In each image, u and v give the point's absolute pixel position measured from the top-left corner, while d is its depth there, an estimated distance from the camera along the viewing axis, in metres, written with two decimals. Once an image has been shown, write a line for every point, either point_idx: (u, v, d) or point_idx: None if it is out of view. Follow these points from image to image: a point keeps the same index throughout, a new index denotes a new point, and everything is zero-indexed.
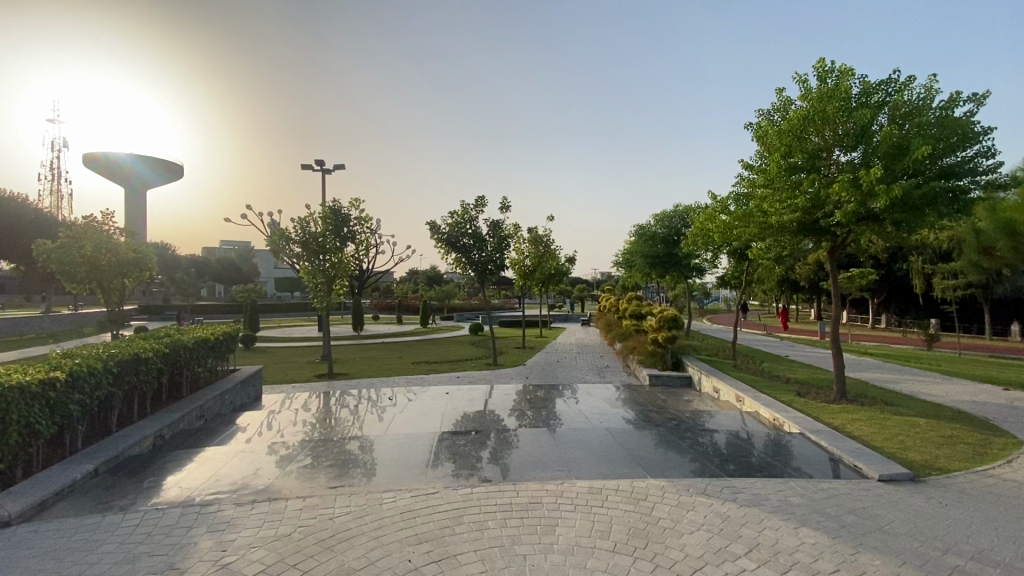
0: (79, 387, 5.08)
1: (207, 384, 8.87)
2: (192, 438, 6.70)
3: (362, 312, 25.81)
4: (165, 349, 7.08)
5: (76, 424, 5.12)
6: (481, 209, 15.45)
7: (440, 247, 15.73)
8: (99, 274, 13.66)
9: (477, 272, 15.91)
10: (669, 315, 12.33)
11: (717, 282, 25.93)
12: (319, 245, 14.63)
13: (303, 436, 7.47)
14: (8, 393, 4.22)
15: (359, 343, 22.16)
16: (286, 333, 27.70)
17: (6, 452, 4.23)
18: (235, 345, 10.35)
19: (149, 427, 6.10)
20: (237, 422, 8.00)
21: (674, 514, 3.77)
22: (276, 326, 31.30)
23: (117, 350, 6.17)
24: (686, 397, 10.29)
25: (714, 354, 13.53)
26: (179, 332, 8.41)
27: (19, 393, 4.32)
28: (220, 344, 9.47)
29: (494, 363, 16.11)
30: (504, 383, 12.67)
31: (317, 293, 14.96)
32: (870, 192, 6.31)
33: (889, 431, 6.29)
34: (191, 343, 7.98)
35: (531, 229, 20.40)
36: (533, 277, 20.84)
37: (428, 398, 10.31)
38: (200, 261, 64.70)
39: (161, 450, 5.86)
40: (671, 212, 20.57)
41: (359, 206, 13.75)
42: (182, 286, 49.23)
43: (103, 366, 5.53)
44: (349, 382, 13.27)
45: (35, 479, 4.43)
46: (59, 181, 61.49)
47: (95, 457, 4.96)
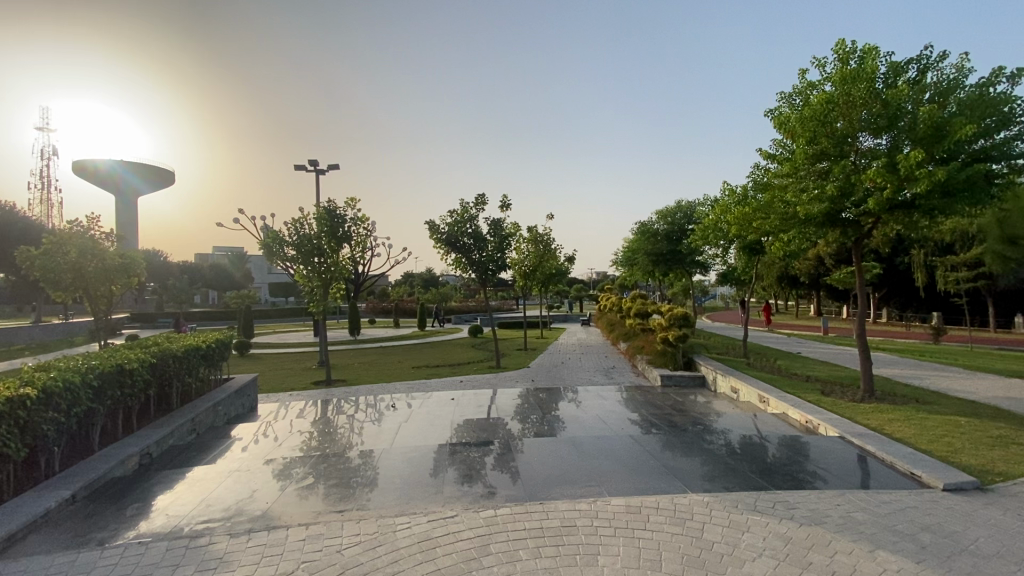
0: (53, 404, 4.56)
1: (200, 395, 8.36)
2: (184, 456, 6.19)
3: (358, 316, 25.24)
4: (152, 359, 6.58)
5: (51, 445, 4.61)
6: (481, 208, 15.01)
7: (440, 247, 15.24)
8: (85, 281, 13.10)
9: (478, 272, 15.45)
10: (680, 312, 11.93)
11: (720, 279, 25.62)
12: (314, 246, 14.12)
13: (302, 449, 6.98)
14: None
15: (357, 347, 21.65)
16: (281, 338, 27.13)
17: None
18: (227, 352, 9.82)
19: (134, 445, 5.58)
20: (232, 435, 7.49)
21: (729, 537, 3.34)
22: (272, 331, 30.71)
23: (96, 361, 5.62)
24: (703, 398, 9.85)
25: (725, 352, 13.12)
26: (167, 340, 7.86)
27: None
28: (213, 352, 8.96)
29: (497, 365, 15.65)
30: (509, 386, 12.21)
31: (314, 297, 14.48)
32: (907, 177, 5.88)
33: (932, 432, 5.89)
34: (181, 352, 7.47)
35: (530, 228, 19.99)
36: (534, 277, 20.41)
37: (433, 405, 9.84)
38: (193, 267, 63.93)
39: (147, 471, 5.36)
40: (674, 208, 20.22)
41: (355, 206, 13.28)
42: (175, 294, 48.57)
43: (80, 379, 5.01)
44: (348, 388, 12.79)
45: (2, 510, 3.92)
46: (46, 189, 60.54)
47: (72, 482, 4.47)
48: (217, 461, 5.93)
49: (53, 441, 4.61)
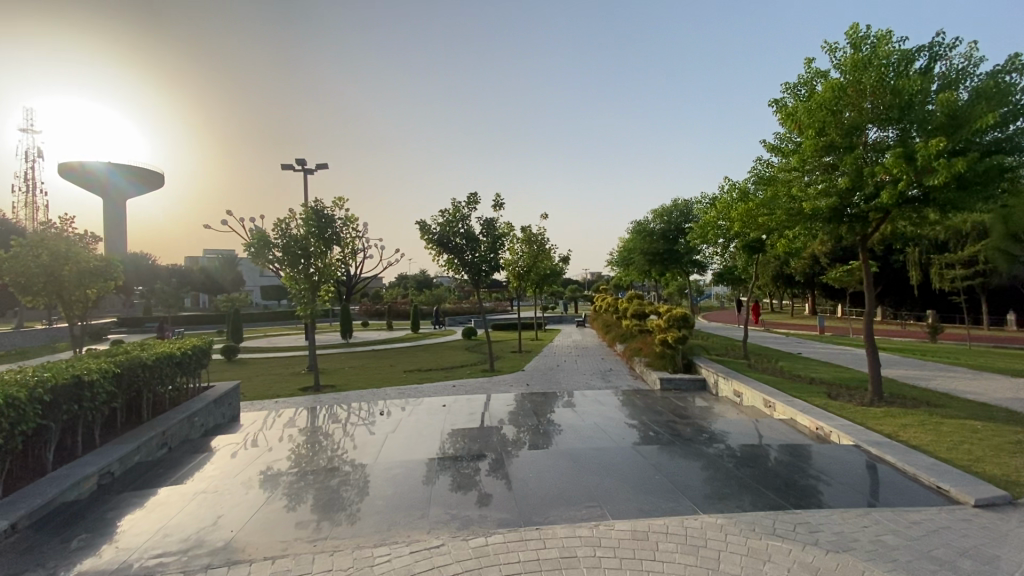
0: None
1: (175, 405, 7.91)
2: (150, 474, 5.75)
3: (350, 319, 24.74)
4: (117, 370, 6.14)
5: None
6: (473, 207, 14.61)
7: (431, 248, 14.81)
8: (59, 285, 12.55)
9: (470, 273, 15.04)
10: (679, 313, 11.60)
11: (716, 279, 25.35)
12: (301, 248, 13.65)
13: (281, 463, 6.53)
14: None
15: (347, 351, 21.16)
16: (271, 342, 26.57)
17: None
18: (206, 359, 9.36)
19: (91, 465, 5.15)
20: (207, 449, 7.06)
21: (749, 569, 2.96)
22: (262, 335, 30.14)
23: (50, 374, 5.16)
24: (704, 402, 9.50)
25: (724, 353, 12.78)
26: (135, 347, 7.37)
27: None
28: (190, 359, 8.50)
29: (491, 369, 15.26)
30: (502, 391, 11.80)
31: (301, 300, 14.02)
32: (924, 169, 5.53)
33: (951, 438, 5.54)
34: (152, 361, 7.02)
35: (524, 228, 19.60)
36: (528, 278, 20.03)
37: (424, 412, 9.41)
38: (182, 270, 63.00)
39: (106, 494, 4.93)
40: (669, 207, 19.89)
41: (343, 206, 12.83)
42: (163, 298, 47.71)
43: (27, 395, 4.55)
44: (336, 395, 12.33)
45: None
46: (33, 193, 59.49)
47: (14, 510, 4.05)
48: (186, 479, 5.51)
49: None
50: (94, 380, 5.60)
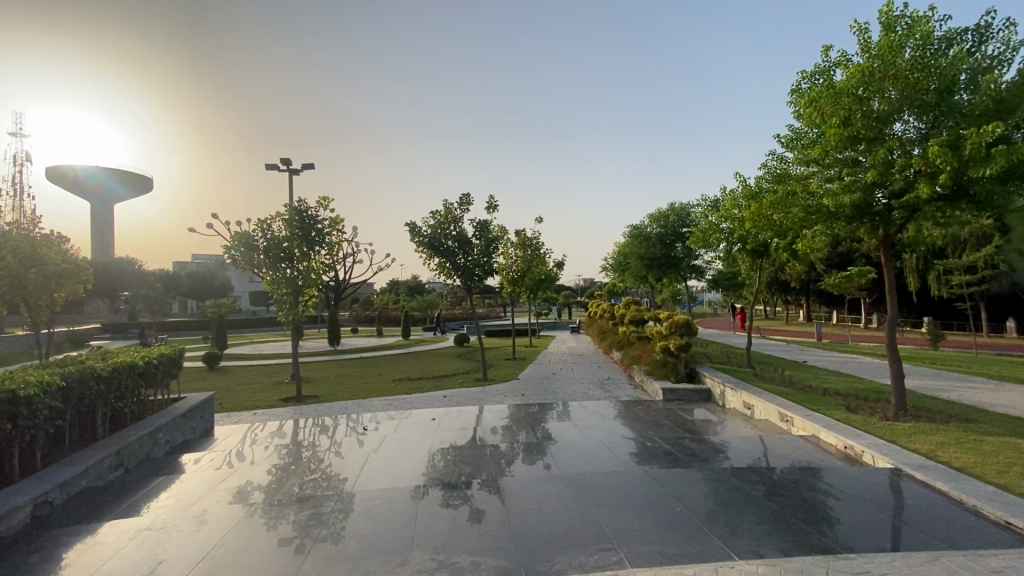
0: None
1: (138, 420, 7.21)
2: (102, 501, 5.05)
3: (337, 325, 23.93)
4: (63, 383, 5.45)
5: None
6: (466, 208, 14.02)
7: (421, 251, 14.17)
8: (23, 289, 11.76)
9: (462, 278, 14.40)
10: (681, 319, 11.03)
11: (713, 285, 24.91)
12: (283, 250, 12.95)
13: (250, 485, 5.84)
14: None
15: (335, 359, 20.37)
16: (257, 349, 25.70)
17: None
18: (176, 368, 8.65)
19: (24, 495, 4.46)
20: (170, 469, 6.35)
21: None
22: (248, 342, 29.19)
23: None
24: (711, 415, 8.91)
25: (728, 362, 12.24)
26: (90, 357, 6.63)
27: None
28: (156, 369, 7.80)
29: (483, 377, 14.58)
30: (496, 401, 11.16)
31: (283, 305, 13.33)
32: (972, 159, 5.02)
33: (997, 459, 5.00)
34: (108, 371, 6.34)
35: (518, 231, 19.03)
36: (522, 283, 19.45)
37: (411, 426, 8.74)
38: (170, 275, 61.77)
39: (37, 530, 4.25)
40: (667, 211, 19.41)
41: (328, 206, 12.18)
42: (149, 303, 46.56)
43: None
44: (319, 406, 11.62)
45: None
46: (17, 195, 58.05)
47: None
48: (145, 506, 4.83)
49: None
50: (32, 396, 4.89)
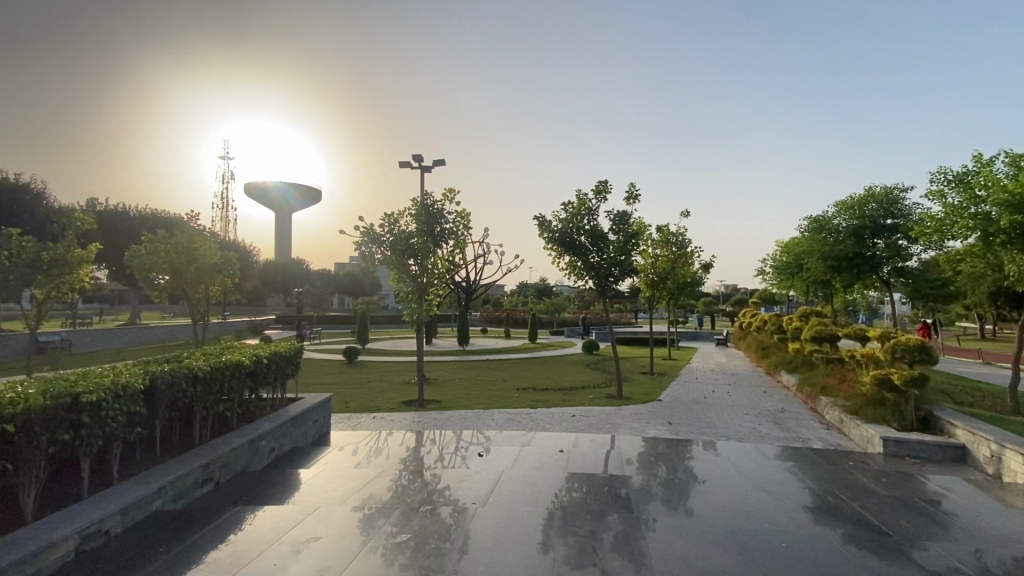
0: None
1: (243, 424, 6.61)
2: (180, 524, 4.11)
3: (466, 325, 23.53)
4: (152, 380, 4.75)
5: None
6: (602, 198, 12.12)
7: (551, 248, 12.57)
8: (185, 282, 12.79)
9: (596, 279, 12.54)
10: (916, 342, 7.81)
11: (917, 295, 19.61)
12: (408, 247, 12.31)
13: (344, 513, 4.70)
14: None
15: (462, 360, 19.86)
16: (393, 345, 26.66)
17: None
18: (294, 369, 8.18)
19: (91, 509, 3.55)
20: (265, 486, 5.48)
21: None
22: (388, 338, 30.57)
23: (76, 386, 3.66)
24: (981, 487, 5.87)
25: (978, 403, 8.60)
26: (199, 356, 6.15)
27: None
28: (270, 369, 7.23)
29: (618, 393, 12.50)
30: (637, 430, 9.11)
31: (408, 304, 12.79)
32: None
33: None
34: (209, 369, 5.68)
35: (661, 227, 16.57)
36: (663, 287, 16.91)
37: (536, 456, 7.13)
38: (331, 274, 69.54)
39: (93, 564, 3.26)
40: (864, 198, 15.37)
41: (452, 196, 11.21)
42: (312, 299, 52.40)
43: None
44: (439, 414, 10.68)
45: None
46: (224, 206, 70.04)
47: None
48: (217, 543, 3.81)
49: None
50: (133, 395, 4.06)
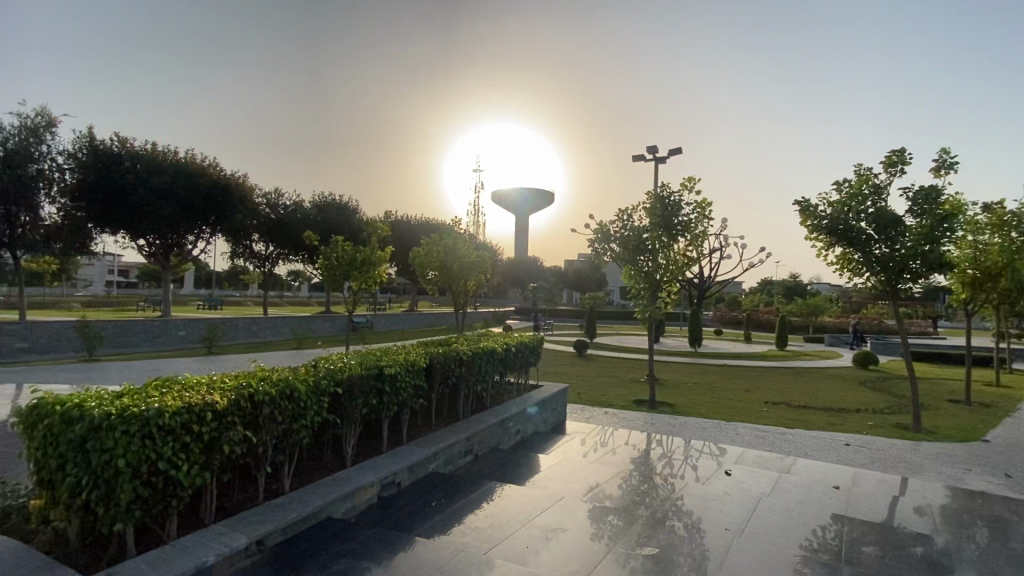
0: (287, 406, 3.23)
1: (495, 405, 7.30)
2: (450, 486, 4.67)
3: (699, 326, 21.87)
4: (430, 360, 5.55)
5: (276, 455, 3.30)
6: (895, 172, 9.52)
7: (815, 238, 10.50)
8: (450, 277, 14.97)
9: (882, 276, 9.95)
10: None
11: None
12: (642, 242, 11.91)
13: (584, 507, 4.68)
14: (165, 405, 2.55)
15: (695, 362, 18.50)
16: (621, 342, 26.60)
17: (109, 510, 2.41)
18: (536, 358, 8.73)
19: (390, 463, 4.28)
20: (514, 466, 5.90)
21: None
22: (615, 333, 30.72)
23: (380, 359, 4.52)
24: None
25: None
26: (462, 342, 7.03)
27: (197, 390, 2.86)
28: (516, 357, 7.85)
29: (913, 424, 9.70)
30: (949, 476, 6.85)
31: (641, 301, 12.38)
32: None
33: None
34: (471, 354, 6.41)
35: (988, 206, 12.24)
36: (990, 288, 12.46)
37: (799, 486, 5.95)
38: (562, 270, 73.74)
39: (391, 509, 3.91)
40: None
41: (693, 185, 10.37)
42: (545, 293, 56.47)
43: (326, 375, 3.73)
44: (673, 419, 10.05)
45: (205, 529, 2.78)
46: (476, 212, 81.24)
47: (294, 506, 3.22)
48: (477, 513, 4.17)
49: (285, 451, 3.34)
50: (417, 371, 4.80)
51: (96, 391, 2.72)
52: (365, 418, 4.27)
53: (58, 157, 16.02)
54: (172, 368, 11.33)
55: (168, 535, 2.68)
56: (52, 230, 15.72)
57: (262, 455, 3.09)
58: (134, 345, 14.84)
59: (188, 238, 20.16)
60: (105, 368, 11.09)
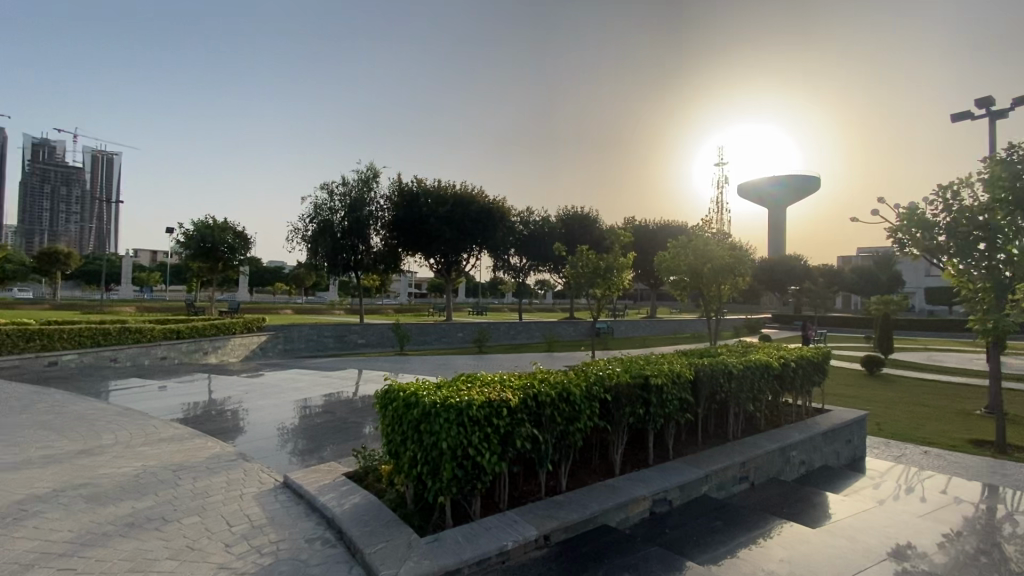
0: (564, 409, 3.34)
1: (770, 428, 6.32)
2: (727, 513, 4.15)
3: None
4: (699, 371, 5.08)
5: (555, 455, 3.44)
6: None
7: None
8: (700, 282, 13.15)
9: None
10: None
11: None
12: None
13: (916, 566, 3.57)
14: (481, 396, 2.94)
15: None
16: (935, 359, 20.31)
17: (436, 484, 2.84)
18: (820, 377, 7.26)
19: (660, 477, 4.06)
20: (804, 503, 4.93)
21: None
22: (925, 348, 23.66)
23: (646, 368, 4.35)
24: None
25: None
26: (728, 353, 6.32)
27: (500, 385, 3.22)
28: (795, 374, 6.65)
29: None
30: None
31: None
32: None
33: None
34: (743, 366, 5.67)
35: None
36: None
37: None
38: (835, 270, 61.20)
39: (666, 527, 3.68)
40: None
41: None
42: (813, 297, 47.62)
43: (597, 380, 3.74)
44: None
45: (505, 512, 3.10)
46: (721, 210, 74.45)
47: (574, 505, 3.30)
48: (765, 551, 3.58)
49: (563, 452, 3.46)
50: (685, 383, 4.45)
51: (423, 381, 3.29)
52: (633, 428, 4.14)
53: (380, 201, 21.33)
54: (455, 365, 13.54)
55: (474, 512, 3.04)
56: (377, 256, 21.05)
57: (545, 454, 3.25)
58: (428, 343, 18.34)
59: (463, 257, 24.06)
60: (410, 360, 13.99)
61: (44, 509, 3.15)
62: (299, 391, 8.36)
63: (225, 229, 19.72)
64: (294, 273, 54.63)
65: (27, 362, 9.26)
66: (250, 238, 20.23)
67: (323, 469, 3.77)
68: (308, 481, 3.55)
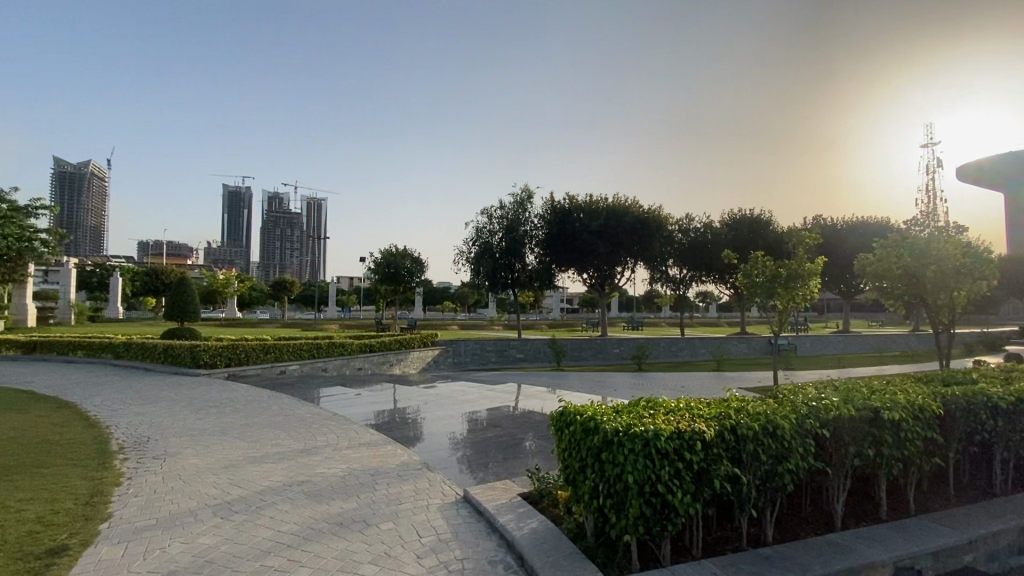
0: (770, 445, 2.82)
1: None
2: None
3: None
4: (947, 402, 3.94)
5: (759, 498, 2.91)
6: None
7: None
8: (922, 289, 10.67)
9: None
10: None
11: None
12: None
13: None
14: (658, 429, 2.57)
15: None
16: None
17: (621, 520, 2.57)
18: None
19: (901, 539, 3.17)
20: None
21: None
22: None
23: (872, 398, 3.51)
24: None
25: None
26: (986, 380, 4.85)
27: (682, 415, 2.81)
28: None
29: None
30: None
31: None
32: None
33: None
34: (1014, 397, 4.26)
35: None
36: None
37: None
38: None
39: None
40: None
41: None
42: None
43: (809, 412, 3.10)
44: None
45: (693, 563, 2.66)
46: None
47: (784, 565, 2.70)
48: None
49: (770, 496, 2.91)
50: (930, 419, 3.48)
51: (600, 405, 3.07)
52: (859, 472, 3.34)
53: (535, 220, 22.05)
54: (614, 382, 13.05)
55: (663, 556, 2.69)
56: (533, 274, 21.72)
57: (748, 498, 2.75)
58: (585, 359, 18.11)
59: (618, 270, 23.43)
60: (569, 376, 13.91)
61: (277, 500, 3.70)
62: (468, 404, 8.82)
63: (405, 255, 22.26)
64: (459, 292, 59.50)
65: (266, 371, 11.46)
66: (423, 262, 22.55)
67: (500, 486, 3.78)
68: (487, 498, 3.56)
